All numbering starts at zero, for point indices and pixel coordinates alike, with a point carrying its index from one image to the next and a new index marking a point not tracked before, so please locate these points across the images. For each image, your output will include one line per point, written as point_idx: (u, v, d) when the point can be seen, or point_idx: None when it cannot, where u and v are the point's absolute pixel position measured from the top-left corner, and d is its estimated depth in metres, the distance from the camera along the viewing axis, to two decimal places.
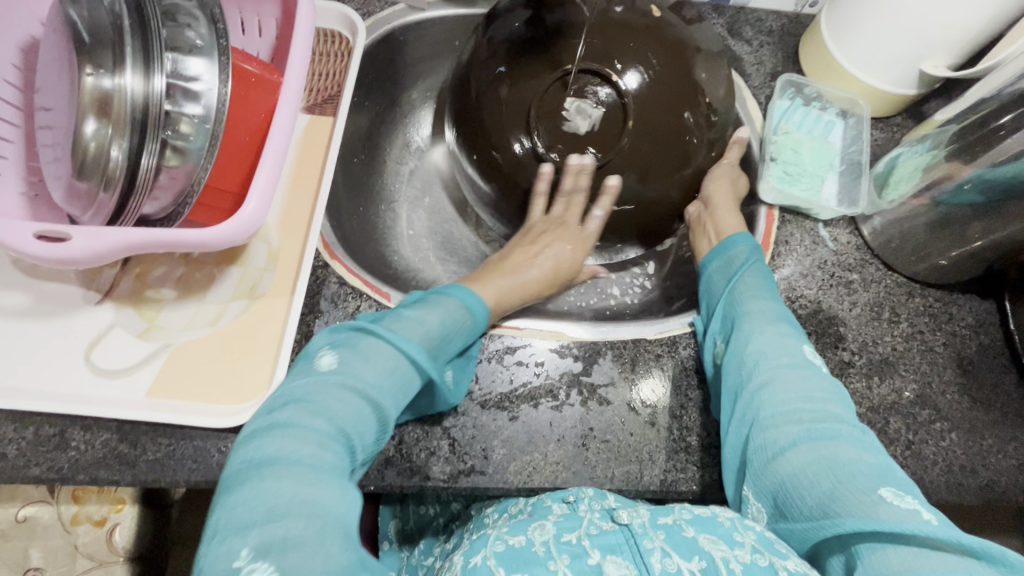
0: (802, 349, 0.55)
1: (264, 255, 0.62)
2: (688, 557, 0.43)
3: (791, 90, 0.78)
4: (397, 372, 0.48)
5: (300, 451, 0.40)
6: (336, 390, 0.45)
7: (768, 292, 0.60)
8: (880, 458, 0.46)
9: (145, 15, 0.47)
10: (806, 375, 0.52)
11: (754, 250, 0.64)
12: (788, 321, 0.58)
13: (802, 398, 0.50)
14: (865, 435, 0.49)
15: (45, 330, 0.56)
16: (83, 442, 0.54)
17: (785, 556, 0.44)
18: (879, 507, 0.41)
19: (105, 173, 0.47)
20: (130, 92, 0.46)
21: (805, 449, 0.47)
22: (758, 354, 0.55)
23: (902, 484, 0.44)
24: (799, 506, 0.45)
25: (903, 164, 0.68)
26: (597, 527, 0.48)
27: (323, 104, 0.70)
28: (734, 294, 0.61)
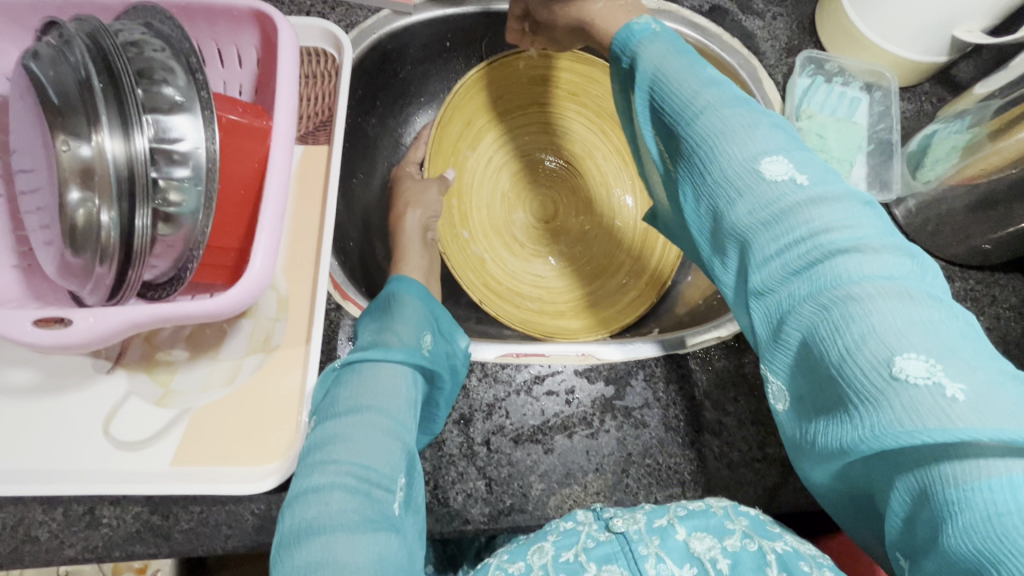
0: (773, 153, 0.40)
1: (273, 303, 0.59)
2: (680, 564, 0.45)
3: (811, 67, 0.73)
4: (365, 380, 0.48)
5: (324, 516, 0.40)
6: (340, 437, 0.45)
7: (727, 94, 0.44)
8: (906, 283, 0.35)
9: (116, 73, 0.43)
10: (782, 189, 0.39)
11: (670, 43, 0.49)
12: (751, 110, 0.43)
13: (783, 229, 0.38)
14: (879, 246, 0.37)
15: (57, 406, 0.54)
16: (114, 518, 0.53)
17: (773, 538, 0.46)
18: (892, 394, 0.32)
19: (99, 247, 0.44)
20: (111, 156, 0.42)
21: (807, 307, 0.37)
22: (718, 180, 0.42)
23: (932, 336, 0.32)
24: (816, 398, 0.37)
25: (940, 142, 0.64)
26: (594, 539, 0.48)
27: (316, 131, 0.65)
28: (664, 103, 0.46)
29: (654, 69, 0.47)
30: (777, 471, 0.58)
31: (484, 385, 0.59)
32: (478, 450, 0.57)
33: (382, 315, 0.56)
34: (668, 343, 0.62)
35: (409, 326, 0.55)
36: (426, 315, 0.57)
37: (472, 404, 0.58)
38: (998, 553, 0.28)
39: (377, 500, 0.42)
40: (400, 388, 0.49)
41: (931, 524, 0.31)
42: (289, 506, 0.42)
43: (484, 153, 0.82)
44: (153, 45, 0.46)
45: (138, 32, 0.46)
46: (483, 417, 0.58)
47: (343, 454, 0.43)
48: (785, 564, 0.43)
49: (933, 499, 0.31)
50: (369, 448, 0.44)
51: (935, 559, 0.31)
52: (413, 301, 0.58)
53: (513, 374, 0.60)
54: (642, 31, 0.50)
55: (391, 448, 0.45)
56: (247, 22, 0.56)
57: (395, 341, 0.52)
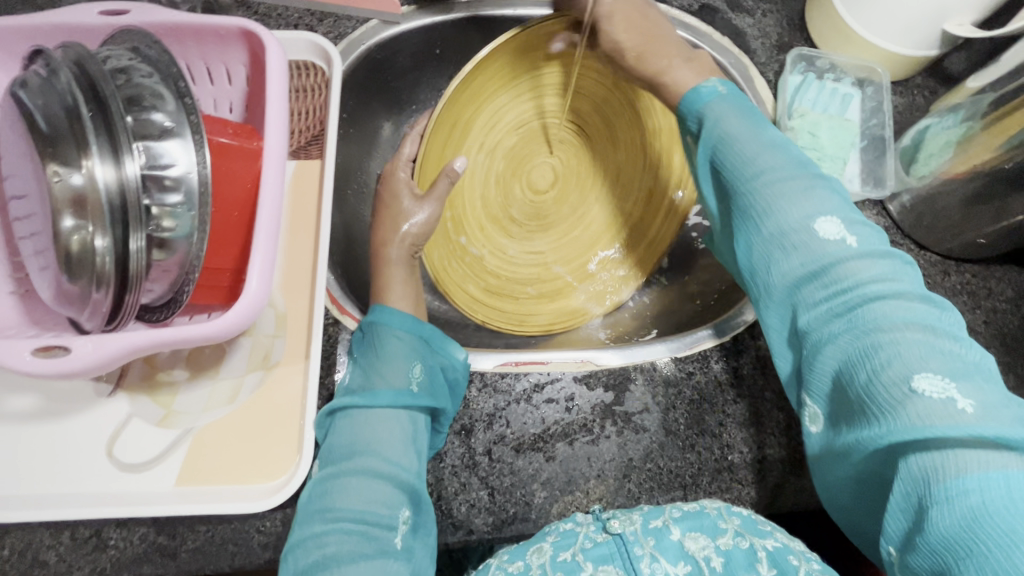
0: (822, 214, 0.46)
1: (271, 320, 0.59)
2: (675, 562, 0.46)
3: (802, 64, 0.73)
4: (359, 429, 0.51)
5: (325, 558, 0.44)
6: (338, 485, 0.48)
7: (785, 165, 0.49)
8: (929, 322, 0.40)
9: (104, 101, 0.43)
10: (829, 246, 0.44)
11: (736, 104, 0.53)
12: (805, 174, 0.49)
13: (829, 280, 0.43)
14: (911, 295, 0.42)
15: (60, 430, 0.54)
16: (121, 540, 0.53)
17: (764, 536, 0.48)
18: (910, 404, 0.36)
19: (95, 274, 0.44)
20: (103, 185, 0.42)
21: (842, 338, 0.41)
22: (773, 237, 0.47)
23: (947, 362, 0.37)
24: (847, 418, 0.41)
25: (932, 138, 0.65)
26: (592, 539, 0.49)
27: (307, 146, 0.65)
28: (724, 160, 0.51)
29: (716, 121, 0.52)
30: (777, 471, 0.59)
31: (484, 395, 0.59)
32: (480, 459, 0.57)
33: (369, 353, 0.56)
34: (719, 328, 0.63)
35: (397, 363, 0.55)
36: (414, 347, 0.57)
37: (472, 414, 0.59)
38: (979, 530, 0.32)
39: (378, 539, 0.46)
40: (393, 432, 0.51)
41: (926, 509, 0.35)
42: (292, 552, 0.46)
43: (480, 128, 0.70)
44: (142, 71, 0.46)
45: (126, 58, 0.46)
46: (484, 427, 0.58)
47: (341, 502, 0.47)
48: (775, 561, 0.45)
49: (930, 487, 0.35)
50: (365, 494, 0.47)
51: (926, 540, 0.34)
52: (397, 335, 0.56)
53: (513, 383, 0.60)
54: (709, 94, 0.55)
55: (384, 489, 0.48)
56: (236, 40, 0.56)
57: (382, 383, 0.53)
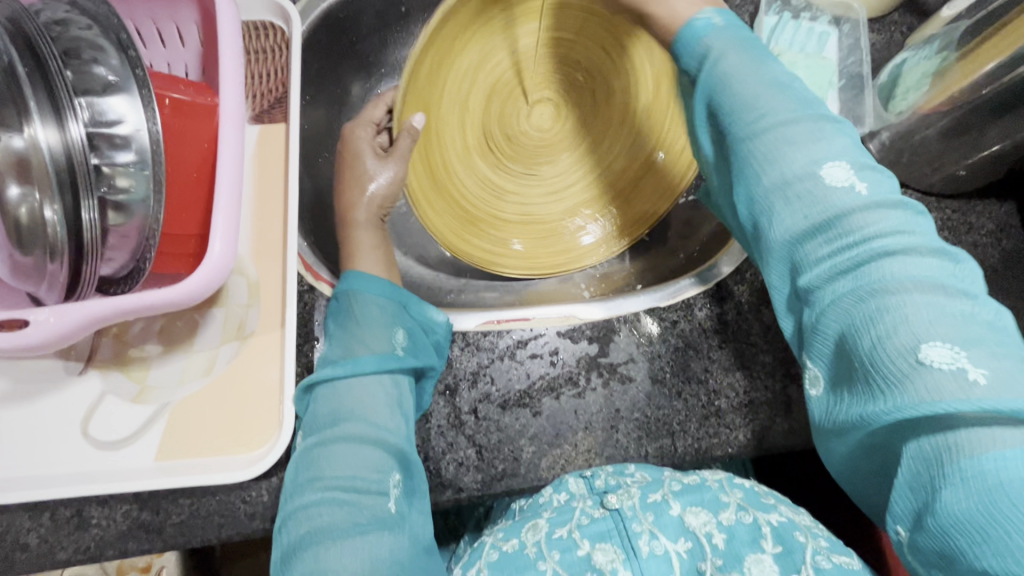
0: (832, 160, 0.43)
1: (244, 290, 0.57)
2: (674, 538, 0.45)
3: (777, 4, 0.70)
4: (342, 394, 0.49)
5: (318, 531, 0.42)
6: (324, 453, 0.46)
7: (784, 103, 0.45)
8: (942, 280, 0.38)
9: (41, 56, 0.40)
10: (839, 194, 0.41)
11: (736, 35, 0.49)
12: (818, 116, 0.45)
13: (834, 234, 0.41)
14: (925, 249, 0.39)
15: (32, 412, 0.53)
16: (103, 518, 0.52)
17: (768, 509, 0.47)
18: (918, 377, 0.34)
19: (48, 243, 0.42)
20: (46, 146, 0.40)
21: (846, 302, 0.39)
22: (784, 183, 0.43)
23: (959, 327, 0.35)
24: (850, 387, 0.39)
25: (910, 70, 0.64)
26: (589, 515, 0.48)
27: (270, 109, 0.62)
28: (724, 103, 0.47)
29: (716, 52, 0.48)
30: (764, 414, 0.58)
31: (467, 354, 0.58)
32: (466, 419, 0.56)
33: (344, 321, 0.54)
34: (702, 276, 0.62)
35: (372, 333, 0.53)
36: (389, 311, 0.55)
37: (456, 373, 0.58)
38: (994, 513, 0.32)
39: (371, 505, 0.44)
40: (374, 402, 0.49)
41: (937, 489, 0.34)
42: (284, 524, 0.44)
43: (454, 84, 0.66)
44: (80, 24, 0.43)
45: (62, 11, 0.44)
46: (469, 386, 0.57)
47: (331, 470, 0.45)
48: (780, 537, 0.44)
49: (942, 466, 0.34)
50: (357, 462, 0.45)
51: (937, 521, 0.34)
52: (375, 300, 0.55)
53: (495, 341, 0.59)
54: (705, 28, 0.50)
55: (377, 454, 0.46)
56: None
57: (362, 350, 0.51)
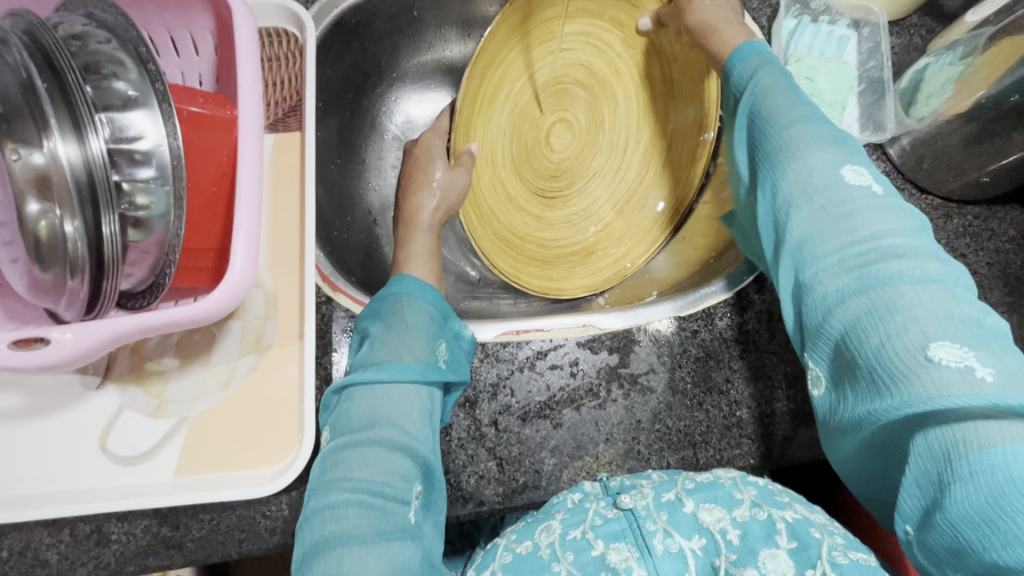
0: (845, 160, 0.44)
1: (261, 302, 0.57)
2: (688, 537, 0.45)
3: (796, 7, 0.69)
4: (384, 397, 0.47)
5: (341, 532, 0.42)
6: (354, 454, 0.45)
7: (805, 111, 0.47)
8: (951, 286, 0.38)
9: (60, 72, 0.39)
10: (856, 191, 0.42)
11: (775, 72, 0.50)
12: (827, 121, 0.46)
13: (847, 230, 0.41)
14: (929, 252, 0.39)
15: (50, 427, 0.52)
16: (122, 533, 0.52)
17: (783, 506, 0.46)
18: (925, 373, 0.34)
19: (68, 260, 0.41)
20: (66, 162, 0.39)
21: (854, 302, 0.39)
22: (792, 185, 0.44)
23: (967, 329, 0.35)
24: (854, 384, 0.38)
25: (932, 77, 0.63)
26: (602, 516, 0.48)
27: (285, 118, 0.62)
28: (761, 114, 0.48)
29: (762, 89, 0.49)
30: (785, 424, 0.58)
31: (487, 365, 0.58)
32: (486, 431, 0.56)
33: (389, 321, 0.51)
34: (732, 279, 0.61)
35: (420, 340, 0.50)
36: (435, 318, 0.53)
37: (476, 385, 0.57)
38: (1004, 506, 0.31)
39: (398, 514, 0.43)
40: (411, 409, 0.47)
41: (946, 484, 0.34)
42: (308, 523, 0.43)
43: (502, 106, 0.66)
44: (98, 37, 0.42)
45: (80, 24, 0.43)
46: (489, 397, 0.57)
47: (357, 472, 0.44)
48: (796, 533, 0.43)
49: (951, 463, 0.34)
50: (386, 469, 0.44)
51: (946, 516, 0.34)
52: (423, 306, 0.52)
53: (515, 352, 0.58)
54: (745, 56, 0.52)
55: (402, 462, 0.45)
56: (199, 5, 0.52)
57: (410, 357, 0.49)
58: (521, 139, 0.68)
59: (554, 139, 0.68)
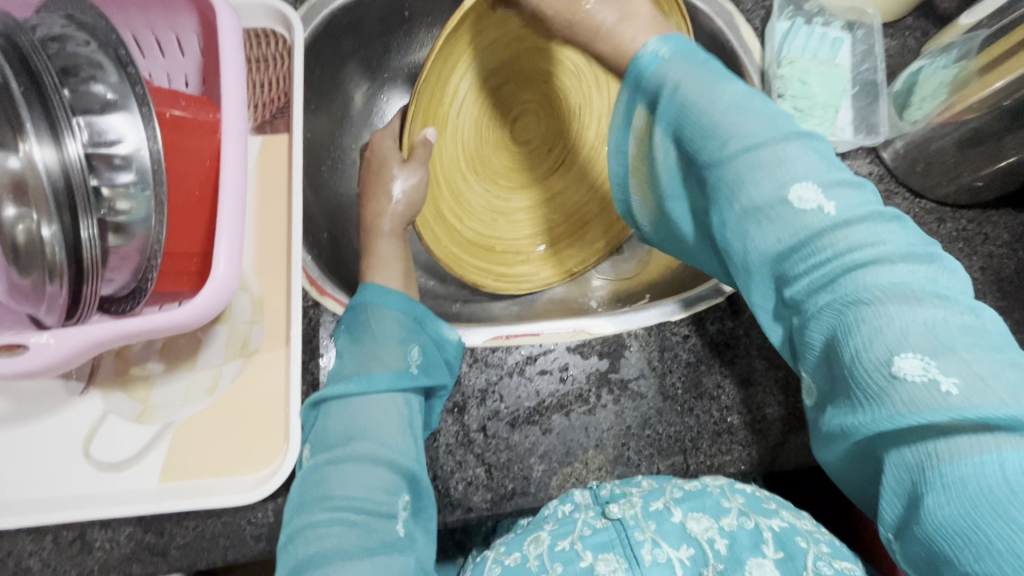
0: (803, 176, 0.41)
1: (248, 306, 0.56)
2: (677, 546, 0.44)
3: (790, 9, 0.68)
4: (360, 413, 0.47)
5: (325, 550, 0.41)
6: (335, 470, 0.45)
7: (754, 122, 0.44)
8: (917, 288, 0.36)
9: (36, 74, 0.39)
10: (809, 216, 0.40)
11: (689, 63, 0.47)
12: (787, 129, 0.43)
13: (809, 252, 0.40)
14: (897, 255, 0.38)
15: (32, 433, 0.52)
16: (106, 540, 0.51)
17: (770, 515, 0.46)
18: (894, 391, 0.34)
19: (46, 266, 0.41)
20: (43, 166, 0.38)
21: (825, 320, 0.38)
22: (758, 211, 0.42)
23: (931, 336, 0.34)
24: (837, 398, 0.39)
25: (926, 79, 0.63)
26: (591, 526, 0.47)
27: (272, 120, 0.61)
28: (691, 134, 0.45)
29: (675, 86, 0.46)
30: (777, 430, 0.58)
31: (476, 370, 0.57)
32: (475, 437, 0.56)
33: (360, 335, 0.52)
34: (687, 300, 0.61)
35: (389, 350, 0.51)
36: (408, 325, 0.53)
37: (464, 390, 0.57)
38: (978, 521, 0.32)
39: (383, 526, 0.44)
40: (388, 420, 0.48)
41: (921, 495, 0.34)
42: (293, 541, 0.43)
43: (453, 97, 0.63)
44: (77, 39, 0.42)
45: (59, 26, 0.42)
46: (477, 403, 0.56)
47: (340, 489, 0.44)
48: (783, 543, 0.43)
49: (925, 475, 0.34)
50: (367, 484, 0.44)
51: (925, 532, 0.34)
52: (392, 316, 0.53)
53: (504, 357, 0.58)
54: (651, 62, 0.48)
55: (384, 474, 0.45)
56: (184, 5, 0.51)
57: (379, 366, 0.50)
58: (480, 134, 0.68)
59: (520, 130, 0.71)
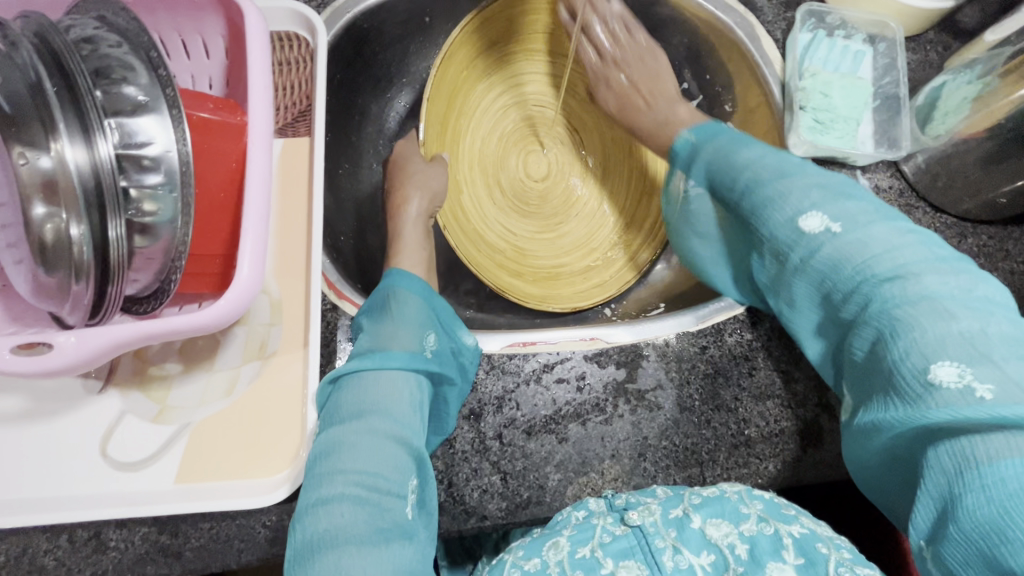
0: (809, 208, 0.46)
1: (266, 308, 0.56)
2: (698, 552, 0.44)
3: (812, 21, 0.69)
4: (380, 382, 0.48)
5: (335, 528, 0.40)
6: (346, 445, 0.45)
7: (777, 166, 0.51)
8: (947, 299, 0.39)
9: (70, 77, 0.39)
10: (819, 236, 0.45)
11: (716, 136, 0.59)
12: (817, 173, 0.50)
13: (838, 271, 0.44)
14: (926, 269, 0.41)
15: (50, 431, 0.52)
16: (121, 541, 0.51)
17: (790, 520, 0.45)
18: (931, 396, 0.36)
19: (73, 264, 0.41)
20: (74, 166, 0.38)
21: (863, 330, 0.42)
22: (794, 239, 0.47)
23: (964, 344, 0.37)
24: (877, 404, 0.40)
25: (949, 94, 0.63)
26: (610, 533, 0.47)
27: (294, 123, 0.61)
28: (716, 177, 0.56)
29: (693, 147, 0.61)
30: (794, 445, 0.57)
31: (492, 377, 0.57)
32: (491, 444, 0.55)
33: (381, 315, 0.54)
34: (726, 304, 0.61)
35: (405, 329, 0.53)
36: (426, 313, 0.56)
37: (480, 397, 0.57)
38: (1015, 519, 0.32)
39: (394, 508, 0.43)
40: (400, 394, 0.48)
41: (958, 496, 0.35)
42: (300, 518, 0.42)
43: (472, 137, 0.78)
44: (109, 41, 0.42)
45: (91, 27, 0.43)
46: (494, 410, 0.56)
47: (351, 463, 0.43)
48: (803, 549, 0.43)
49: (963, 476, 0.35)
50: (377, 459, 0.44)
51: (960, 529, 0.34)
52: (412, 297, 0.56)
53: (521, 364, 0.58)
54: (684, 145, 0.63)
55: (397, 454, 0.45)
56: (211, 8, 0.52)
57: (398, 345, 0.51)
58: (492, 170, 0.79)
59: (528, 166, 0.80)
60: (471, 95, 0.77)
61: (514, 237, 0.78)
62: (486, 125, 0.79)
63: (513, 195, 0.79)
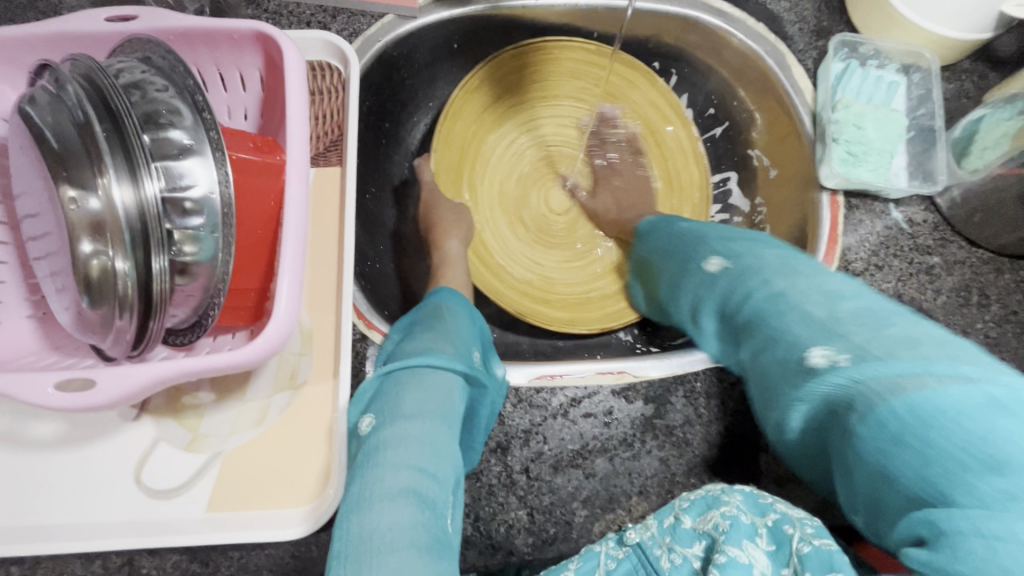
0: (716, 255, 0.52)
1: (297, 338, 0.56)
2: (688, 545, 0.45)
3: (845, 51, 0.67)
4: (434, 384, 0.46)
5: (392, 527, 0.37)
6: (401, 438, 0.42)
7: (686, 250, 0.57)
8: (844, 308, 0.42)
9: (120, 122, 0.40)
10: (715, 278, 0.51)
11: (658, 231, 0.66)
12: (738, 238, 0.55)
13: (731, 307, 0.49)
14: (821, 288, 0.44)
15: (85, 457, 0.53)
16: (154, 567, 0.53)
17: (767, 509, 0.44)
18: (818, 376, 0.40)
19: (117, 303, 0.42)
20: (122, 208, 0.39)
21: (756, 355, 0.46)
22: (716, 297, 0.51)
23: (828, 338, 0.40)
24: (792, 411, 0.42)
25: (989, 128, 0.62)
26: (614, 558, 0.47)
27: (327, 152, 0.62)
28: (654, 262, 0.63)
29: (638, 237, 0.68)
30: None
31: (519, 411, 0.57)
32: (518, 478, 0.55)
33: (432, 324, 0.54)
34: None
35: (458, 338, 0.52)
36: (472, 332, 0.56)
37: (508, 430, 0.56)
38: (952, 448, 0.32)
39: (440, 516, 0.40)
40: (453, 399, 0.47)
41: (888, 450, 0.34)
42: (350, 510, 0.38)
43: (490, 178, 0.79)
44: (156, 85, 0.43)
45: (139, 71, 0.44)
46: (521, 444, 0.56)
47: (411, 457, 0.41)
48: (774, 535, 0.42)
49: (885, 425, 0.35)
50: (435, 459, 0.42)
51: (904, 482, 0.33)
52: (462, 316, 0.56)
53: (548, 399, 0.57)
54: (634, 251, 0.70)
55: (449, 460, 0.43)
56: (250, 44, 0.52)
57: (451, 349, 0.50)
58: (512, 204, 0.80)
59: (551, 201, 0.81)
60: (484, 144, 0.79)
61: (545, 270, 0.79)
62: (507, 156, 0.80)
63: (540, 229, 0.80)
